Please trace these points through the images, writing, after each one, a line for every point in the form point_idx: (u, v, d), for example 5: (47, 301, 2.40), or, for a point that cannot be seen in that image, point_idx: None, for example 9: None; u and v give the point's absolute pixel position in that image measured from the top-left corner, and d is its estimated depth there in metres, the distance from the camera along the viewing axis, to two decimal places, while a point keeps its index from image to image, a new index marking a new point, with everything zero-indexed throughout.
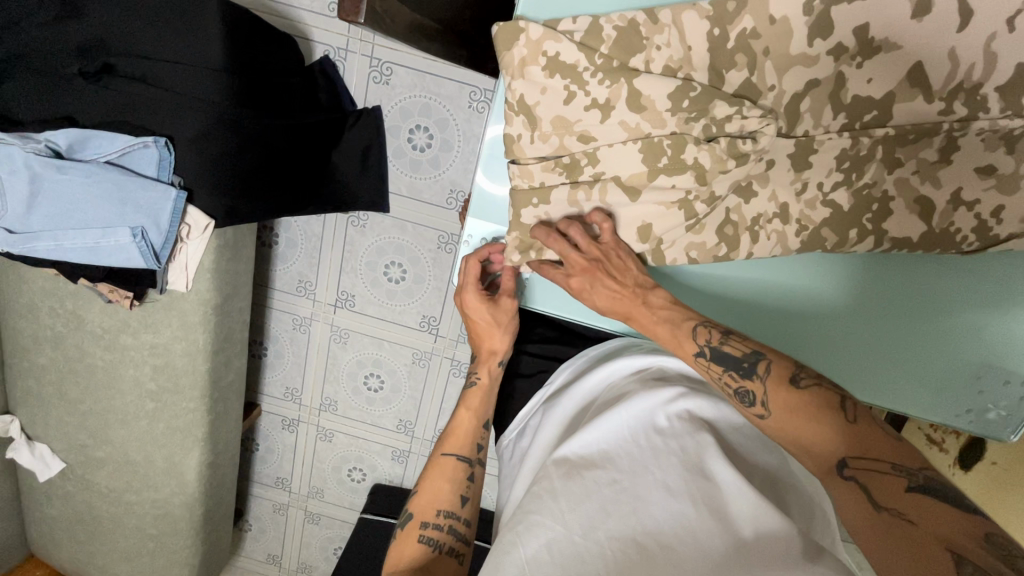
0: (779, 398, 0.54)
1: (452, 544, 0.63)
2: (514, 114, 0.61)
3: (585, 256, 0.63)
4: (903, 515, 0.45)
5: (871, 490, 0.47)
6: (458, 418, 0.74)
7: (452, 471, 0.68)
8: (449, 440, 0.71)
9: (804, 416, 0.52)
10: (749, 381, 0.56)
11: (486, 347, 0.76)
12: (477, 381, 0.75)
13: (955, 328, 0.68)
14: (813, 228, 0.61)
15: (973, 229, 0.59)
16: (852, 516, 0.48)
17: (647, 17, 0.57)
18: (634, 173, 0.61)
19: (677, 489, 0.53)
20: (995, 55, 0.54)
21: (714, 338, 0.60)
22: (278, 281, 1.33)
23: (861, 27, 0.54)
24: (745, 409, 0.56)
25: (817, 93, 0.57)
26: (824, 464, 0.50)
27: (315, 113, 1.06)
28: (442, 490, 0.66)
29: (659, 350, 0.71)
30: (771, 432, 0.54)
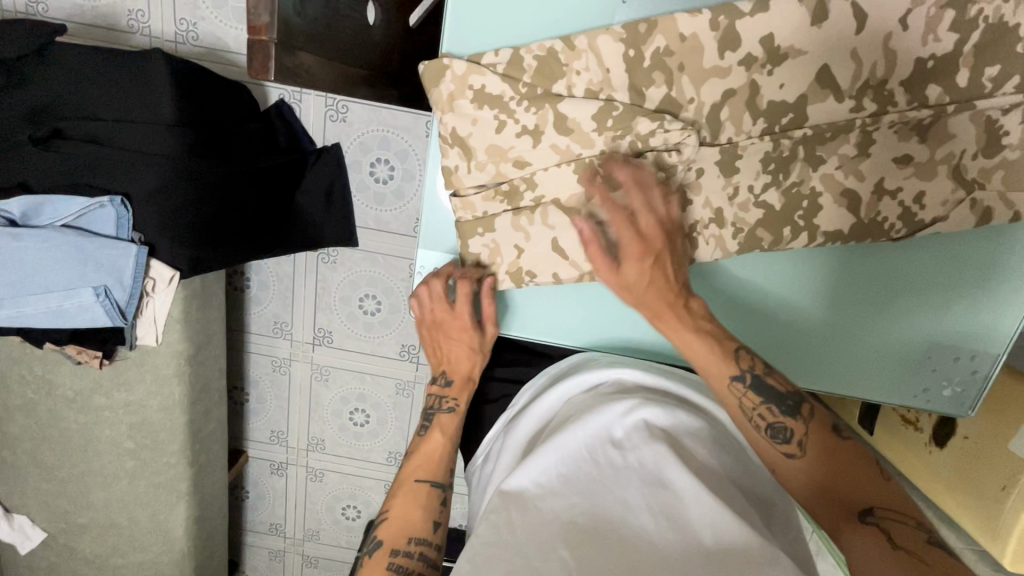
0: (815, 439, 0.58)
1: (422, 570, 0.63)
2: (449, 146, 0.63)
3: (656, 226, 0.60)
4: (918, 560, 0.50)
5: (892, 537, 0.51)
6: (431, 442, 0.74)
7: (424, 497, 0.68)
8: (419, 466, 0.71)
9: (839, 460, 0.56)
10: (787, 418, 0.59)
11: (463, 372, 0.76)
12: (455, 406, 0.76)
13: (906, 311, 0.70)
14: (749, 229, 0.63)
15: (899, 216, 0.62)
16: (868, 566, 0.51)
17: (564, 44, 0.58)
18: (572, 193, 0.63)
19: (635, 504, 0.55)
20: (894, 53, 0.57)
21: (757, 367, 0.61)
22: (253, 324, 1.33)
23: (767, 37, 0.57)
24: (776, 445, 0.58)
25: (734, 102, 0.59)
26: (848, 506, 0.54)
27: (274, 155, 1.08)
28: (414, 515, 0.67)
29: (616, 360, 0.72)
30: (798, 471, 0.57)
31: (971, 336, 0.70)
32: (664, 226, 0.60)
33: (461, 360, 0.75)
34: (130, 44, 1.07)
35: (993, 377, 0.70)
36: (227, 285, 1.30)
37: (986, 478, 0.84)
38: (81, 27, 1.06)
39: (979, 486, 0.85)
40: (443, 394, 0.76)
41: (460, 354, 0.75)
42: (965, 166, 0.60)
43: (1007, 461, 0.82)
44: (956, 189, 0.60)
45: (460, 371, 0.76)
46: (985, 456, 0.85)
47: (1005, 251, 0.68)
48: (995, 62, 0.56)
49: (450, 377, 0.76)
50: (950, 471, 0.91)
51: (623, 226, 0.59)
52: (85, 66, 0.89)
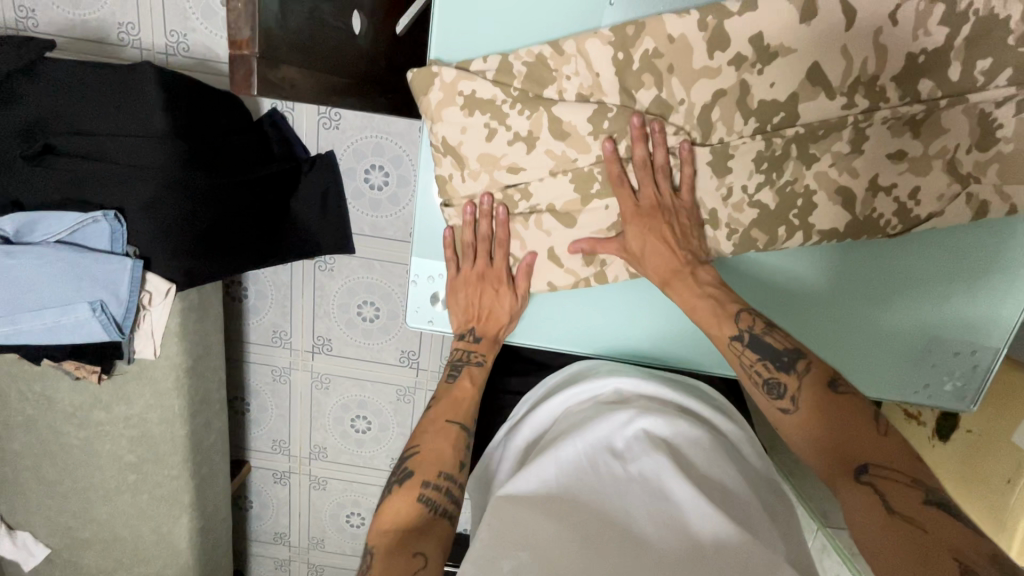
0: (811, 397, 0.57)
1: (448, 507, 0.61)
2: (441, 155, 0.62)
3: (659, 198, 0.62)
4: (913, 521, 0.48)
5: (885, 495, 0.50)
6: (460, 389, 0.70)
7: (455, 436, 0.65)
8: (447, 406, 0.68)
9: (834, 417, 0.55)
10: (782, 374, 0.59)
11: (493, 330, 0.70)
12: (482, 363, 0.71)
13: (907, 308, 0.69)
14: (743, 229, 0.63)
15: (894, 213, 0.61)
16: (861, 522, 0.51)
17: (552, 49, 0.58)
18: (568, 201, 0.63)
19: (636, 512, 0.55)
20: (885, 48, 0.56)
21: (757, 326, 0.61)
22: (252, 334, 1.33)
23: (757, 36, 0.56)
24: (771, 401, 0.59)
25: (725, 102, 0.58)
26: (843, 465, 0.54)
27: (268, 165, 1.07)
28: (444, 451, 0.64)
29: (615, 368, 0.72)
30: (794, 426, 0.58)
31: (972, 331, 0.69)
32: (665, 200, 0.62)
33: (494, 317, 0.69)
34: (121, 57, 1.06)
35: (994, 371, 0.69)
36: (225, 296, 1.30)
37: (990, 471, 0.84)
38: (70, 40, 1.05)
39: (982, 480, 0.85)
40: (471, 349, 0.71)
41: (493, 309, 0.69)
42: (960, 161, 0.60)
43: (1012, 453, 0.82)
44: (952, 184, 0.60)
45: (491, 330, 0.70)
46: (988, 449, 0.85)
47: (1007, 245, 0.67)
48: (986, 56, 0.56)
49: (479, 334, 0.70)
50: (955, 465, 0.90)
51: (625, 199, 0.62)
52: (77, 82, 0.89)
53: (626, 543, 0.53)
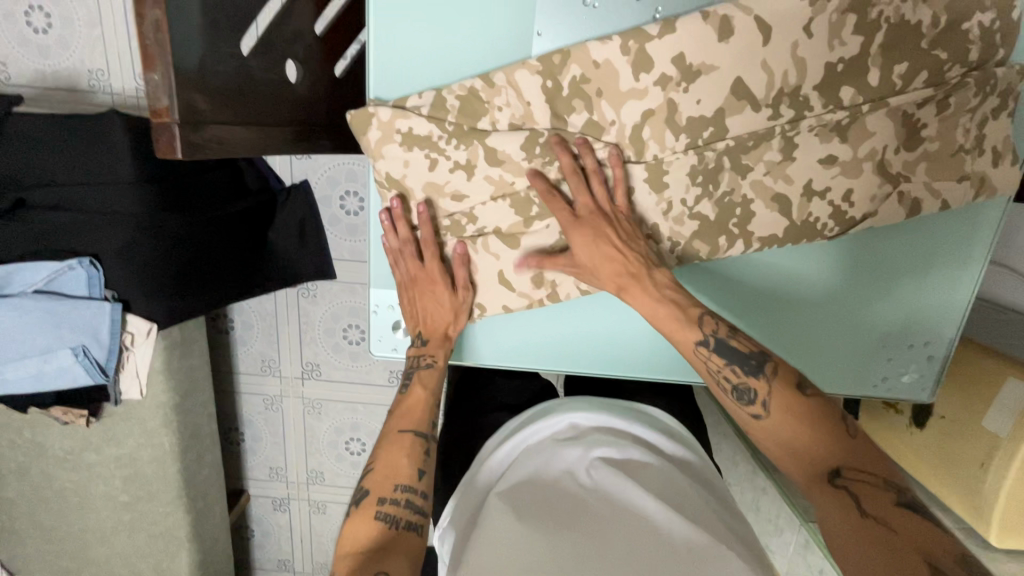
0: (781, 401, 0.57)
1: (410, 517, 0.62)
2: (388, 190, 0.65)
3: (595, 207, 0.62)
4: (885, 523, 0.49)
5: (858, 499, 0.51)
6: (412, 397, 0.69)
7: (409, 445, 0.66)
8: (402, 418, 0.68)
9: (804, 421, 0.56)
10: (751, 379, 0.59)
11: (442, 331, 0.69)
12: (433, 364, 0.69)
13: (866, 306, 0.70)
14: (685, 241, 0.64)
15: (830, 216, 0.63)
16: (838, 527, 0.52)
17: (483, 82, 0.60)
18: (512, 223, 0.65)
19: (603, 527, 0.58)
20: (804, 59, 0.58)
21: (721, 329, 0.61)
22: (241, 364, 1.36)
23: (678, 56, 0.58)
24: (742, 407, 0.59)
25: (655, 121, 0.60)
26: (816, 469, 0.54)
27: (244, 200, 1.08)
28: (399, 464, 0.64)
29: (569, 404, 0.78)
30: (766, 431, 0.58)
31: (929, 325, 0.70)
32: (605, 209, 0.62)
33: (438, 316, 0.69)
34: (93, 101, 1.08)
35: (949, 359, 0.71)
36: (211, 328, 1.33)
37: (967, 456, 0.85)
38: (38, 93, 1.08)
39: (958, 467, 0.87)
40: (420, 352, 0.70)
41: (435, 309, 0.69)
42: (890, 161, 0.61)
43: (983, 437, 0.84)
44: (883, 184, 0.62)
45: (437, 331, 0.69)
46: (958, 433, 0.88)
47: (972, 236, 0.67)
48: (902, 60, 0.58)
49: (427, 337, 0.70)
50: (932, 449, 0.93)
51: (562, 213, 0.62)
52: (43, 133, 0.89)
53: (597, 554, 0.56)
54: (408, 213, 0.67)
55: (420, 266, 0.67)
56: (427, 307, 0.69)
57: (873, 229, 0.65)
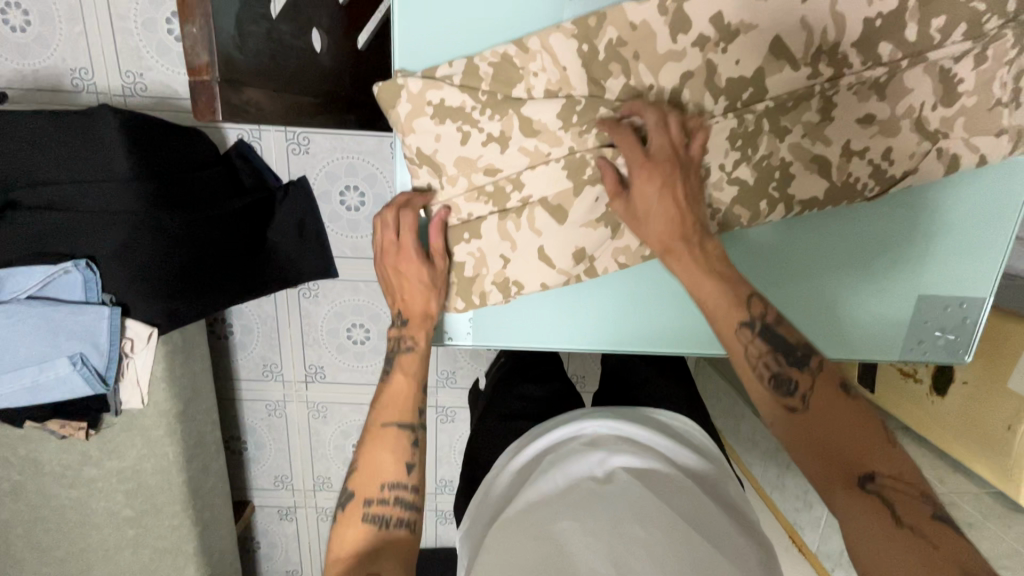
0: (822, 396, 0.53)
1: (400, 516, 0.59)
2: (418, 165, 0.62)
3: (672, 147, 0.57)
4: (921, 536, 0.46)
5: (893, 507, 0.47)
6: (395, 384, 0.66)
7: (393, 440, 0.62)
8: (386, 408, 0.64)
9: (840, 419, 0.52)
10: (793, 369, 0.54)
11: (419, 311, 0.66)
12: (413, 346, 0.67)
13: (894, 270, 0.69)
14: (726, 208, 0.63)
15: (870, 175, 0.62)
16: (861, 533, 0.48)
17: (517, 48, 0.58)
18: (561, 190, 0.62)
19: (642, 522, 0.55)
20: (842, 16, 0.57)
21: (769, 313, 0.56)
22: (242, 370, 1.31)
23: (716, 16, 0.57)
24: (779, 396, 0.54)
25: (693, 83, 0.59)
26: (848, 472, 0.50)
27: (240, 198, 1.05)
28: (384, 462, 0.61)
29: (592, 413, 0.76)
30: (799, 425, 0.53)
31: (962, 284, 0.69)
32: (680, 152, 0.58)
33: (415, 294, 0.66)
34: (77, 102, 1.03)
35: (983, 321, 0.70)
36: (210, 334, 1.29)
37: (993, 420, 0.86)
38: (22, 92, 1.02)
39: (986, 431, 0.87)
40: (399, 333, 0.67)
41: (412, 288, 0.66)
42: (927, 118, 0.61)
43: (1010, 400, 0.84)
44: (922, 142, 0.61)
45: (416, 310, 0.66)
46: (982, 398, 0.89)
47: (1000, 190, 0.66)
48: (940, 13, 0.57)
49: (406, 317, 0.67)
50: (955, 415, 0.93)
51: (633, 149, 0.57)
52: (33, 129, 0.83)
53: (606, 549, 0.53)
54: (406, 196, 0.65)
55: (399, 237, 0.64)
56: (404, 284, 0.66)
57: (898, 193, 0.65)
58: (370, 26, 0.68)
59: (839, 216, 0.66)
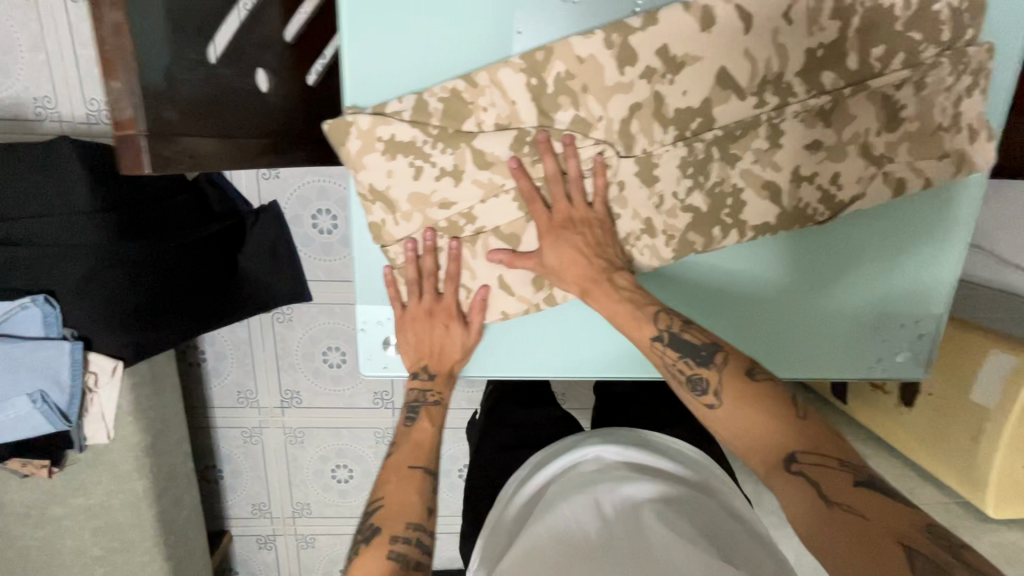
0: (732, 387, 0.54)
1: (422, 559, 0.56)
2: (371, 202, 0.61)
3: (571, 212, 0.61)
4: (852, 509, 0.46)
5: (820, 485, 0.48)
6: (420, 432, 0.67)
7: (420, 482, 0.62)
8: (409, 452, 0.65)
9: (750, 405, 0.53)
10: (702, 369, 0.56)
11: (447, 366, 0.68)
12: (441, 399, 0.69)
13: (846, 289, 0.69)
14: (681, 234, 0.63)
15: (819, 199, 0.63)
16: (801, 518, 0.49)
17: (466, 82, 0.58)
18: (512, 222, 0.62)
19: (655, 551, 0.55)
20: (785, 47, 0.58)
21: (674, 324, 0.58)
22: (216, 398, 1.29)
23: (662, 49, 0.57)
24: (695, 397, 0.56)
25: (642, 114, 0.59)
26: (775, 458, 0.51)
27: (210, 225, 1.03)
28: (409, 500, 0.60)
29: (585, 438, 0.77)
30: (722, 421, 0.54)
31: (916, 303, 0.71)
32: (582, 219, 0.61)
33: (448, 349, 0.67)
34: (42, 133, 1.01)
35: (937, 337, 0.71)
36: (184, 360, 1.27)
37: (959, 429, 0.88)
38: None
39: (953, 441, 0.88)
40: (425, 388, 0.68)
41: (444, 343, 0.67)
42: (873, 143, 0.62)
43: (971, 410, 0.86)
44: (869, 166, 0.62)
45: (445, 365, 0.68)
46: (947, 408, 0.90)
47: (950, 211, 0.67)
48: (879, 43, 0.58)
49: (433, 370, 0.68)
50: (924, 425, 0.95)
51: (539, 216, 0.61)
52: None
53: None
54: (436, 250, 0.64)
55: (442, 293, 0.65)
56: (436, 338, 0.66)
57: (848, 216, 0.66)
58: (317, 67, 0.72)
59: (792, 241, 0.67)
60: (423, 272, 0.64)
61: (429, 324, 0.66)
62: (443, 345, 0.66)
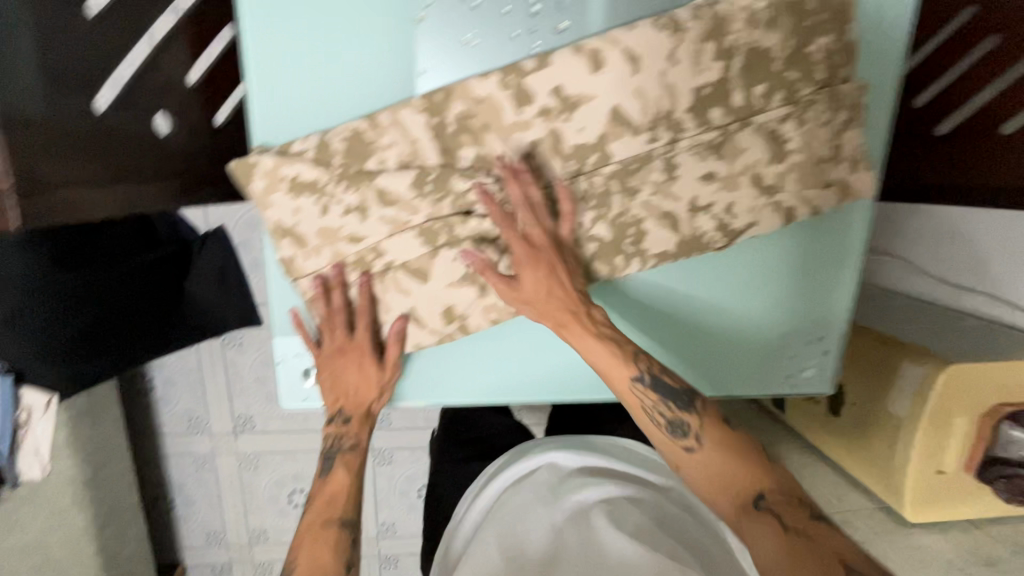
0: (710, 433, 0.60)
1: None
2: (279, 239, 0.62)
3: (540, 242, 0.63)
4: (806, 535, 0.54)
5: (783, 517, 0.55)
6: (332, 483, 0.69)
7: (333, 539, 0.64)
8: (323, 509, 0.67)
9: (727, 448, 0.59)
10: (683, 414, 0.60)
11: (361, 408, 0.70)
12: (357, 444, 0.71)
13: (748, 310, 0.72)
14: (585, 263, 0.66)
15: (715, 228, 0.66)
16: (765, 549, 0.54)
17: (368, 123, 0.60)
18: (419, 256, 0.63)
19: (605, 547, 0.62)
20: (672, 86, 0.61)
21: (653, 365, 0.62)
22: (167, 424, 1.28)
23: (556, 89, 0.60)
24: (677, 441, 0.60)
25: (541, 151, 0.62)
26: (744, 495, 0.57)
27: (155, 250, 0.99)
28: (323, 558, 0.62)
29: (535, 447, 0.84)
30: (700, 462, 0.59)
31: (820, 320, 0.73)
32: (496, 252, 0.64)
33: (360, 391, 0.68)
34: None
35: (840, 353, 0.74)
36: (132, 387, 1.26)
37: (881, 437, 0.92)
38: None
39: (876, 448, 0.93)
40: (340, 432, 0.71)
41: (356, 387, 0.69)
42: (763, 174, 0.65)
43: (889, 419, 0.90)
44: (760, 196, 0.66)
45: (358, 407, 0.70)
46: (870, 417, 0.94)
47: (844, 233, 0.70)
48: (760, 81, 0.62)
49: (347, 414, 0.70)
50: (851, 434, 0.99)
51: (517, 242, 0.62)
52: None
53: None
54: (346, 284, 0.65)
55: (350, 334, 0.66)
56: (348, 380, 0.68)
57: (746, 240, 0.69)
58: (227, 107, 0.76)
59: (695, 265, 0.70)
60: (330, 313, 0.65)
61: (342, 367, 0.67)
62: (357, 387, 0.68)
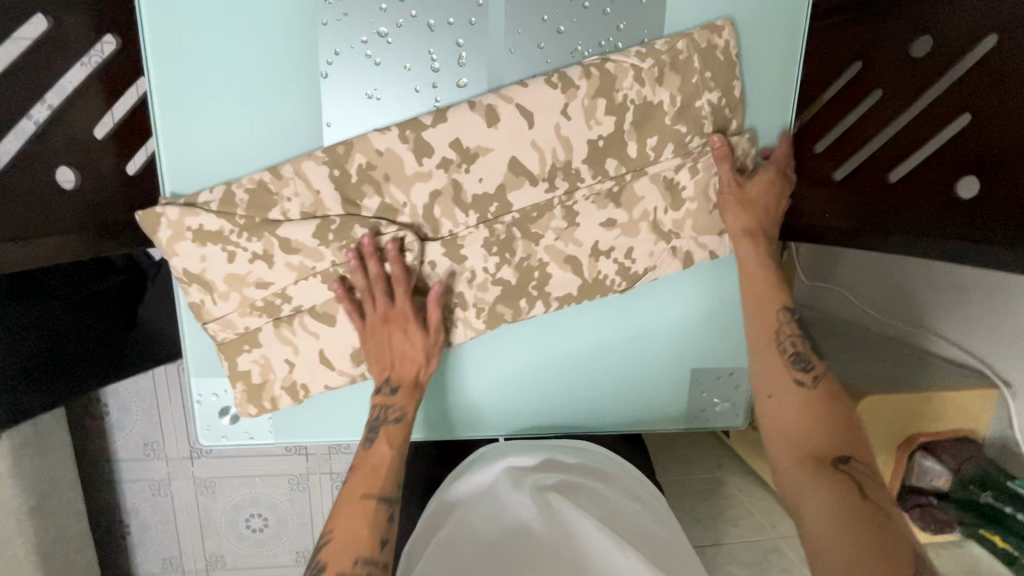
0: (823, 387, 0.63)
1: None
2: (187, 285, 0.64)
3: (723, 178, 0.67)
4: (879, 508, 0.53)
5: (862, 485, 0.55)
6: (377, 454, 0.62)
7: (370, 513, 0.58)
8: (359, 479, 0.60)
9: (823, 405, 0.62)
10: (813, 356, 0.65)
11: (414, 377, 0.65)
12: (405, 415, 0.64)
13: (660, 347, 0.75)
14: (489, 306, 0.68)
15: (616, 272, 0.69)
16: (831, 508, 0.54)
17: (272, 175, 0.63)
18: (326, 300, 0.66)
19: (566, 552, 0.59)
20: (568, 138, 0.64)
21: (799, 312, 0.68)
22: (121, 450, 1.23)
23: (455, 142, 0.63)
24: (795, 369, 0.64)
25: (443, 200, 0.64)
26: (824, 454, 0.58)
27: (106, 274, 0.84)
28: (358, 533, 0.56)
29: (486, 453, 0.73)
30: (802, 400, 0.63)
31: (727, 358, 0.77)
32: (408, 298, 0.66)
33: (409, 357, 0.65)
34: None
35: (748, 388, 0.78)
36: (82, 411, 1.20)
37: None
38: None
39: None
40: (387, 401, 0.64)
41: (407, 356, 0.65)
42: (661, 220, 0.69)
43: None
44: (658, 241, 0.69)
45: (407, 376, 0.65)
46: None
47: None
48: (652, 134, 0.65)
49: (395, 382, 0.64)
50: None
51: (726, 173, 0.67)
52: None
53: None
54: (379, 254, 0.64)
55: (405, 301, 0.64)
56: (397, 346, 0.65)
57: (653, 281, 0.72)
58: (141, 156, 0.77)
59: (604, 307, 0.73)
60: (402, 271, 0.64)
61: (393, 330, 0.64)
62: (403, 353, 0.64)
